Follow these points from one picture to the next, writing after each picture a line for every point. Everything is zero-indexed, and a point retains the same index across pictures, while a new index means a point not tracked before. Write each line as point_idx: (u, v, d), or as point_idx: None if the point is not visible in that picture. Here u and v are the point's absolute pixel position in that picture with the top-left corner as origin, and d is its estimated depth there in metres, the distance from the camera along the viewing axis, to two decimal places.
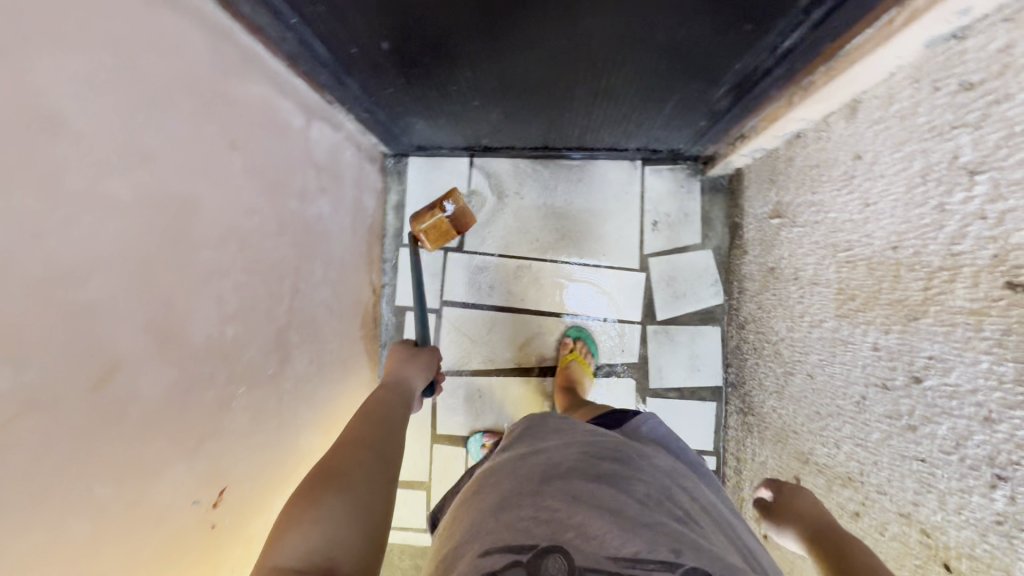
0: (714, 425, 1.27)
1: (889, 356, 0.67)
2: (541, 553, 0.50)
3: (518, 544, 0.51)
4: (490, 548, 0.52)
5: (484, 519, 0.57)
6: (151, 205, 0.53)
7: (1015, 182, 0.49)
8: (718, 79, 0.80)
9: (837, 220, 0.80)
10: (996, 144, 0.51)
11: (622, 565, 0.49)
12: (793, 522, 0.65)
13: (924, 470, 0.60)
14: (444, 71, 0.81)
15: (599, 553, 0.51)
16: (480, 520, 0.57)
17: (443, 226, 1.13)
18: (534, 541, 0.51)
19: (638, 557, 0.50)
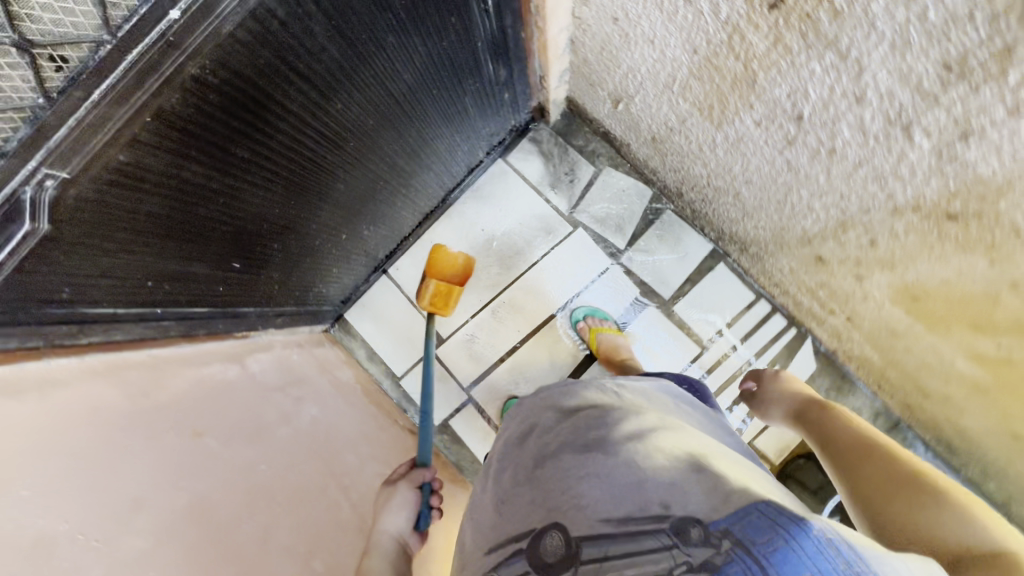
0: (738, 279, 1.27)
1: (769, 120, 0.70)
2: (541, 536, 0.55)
3: (520, 533, 0.58)
4: (502, 544, 0.59)
5: (494, 518, 0.64)
6: (169, 534, 0.58)
7: None
8: (479, 60, 0.86)
9: (648, 69, 0.84)
10: None
11: (613, 527, 0.51)
12: (774, 407, 0.97)
13: (870, 171, 0.63)
14: (298, 238, 0.86)
15: (591, 518, 0.53)
16: (491, 522, 0.64)
17: (441, 289, 1.22)
18: (534, 525, 0.57)
19: (631, 516, 0.51)
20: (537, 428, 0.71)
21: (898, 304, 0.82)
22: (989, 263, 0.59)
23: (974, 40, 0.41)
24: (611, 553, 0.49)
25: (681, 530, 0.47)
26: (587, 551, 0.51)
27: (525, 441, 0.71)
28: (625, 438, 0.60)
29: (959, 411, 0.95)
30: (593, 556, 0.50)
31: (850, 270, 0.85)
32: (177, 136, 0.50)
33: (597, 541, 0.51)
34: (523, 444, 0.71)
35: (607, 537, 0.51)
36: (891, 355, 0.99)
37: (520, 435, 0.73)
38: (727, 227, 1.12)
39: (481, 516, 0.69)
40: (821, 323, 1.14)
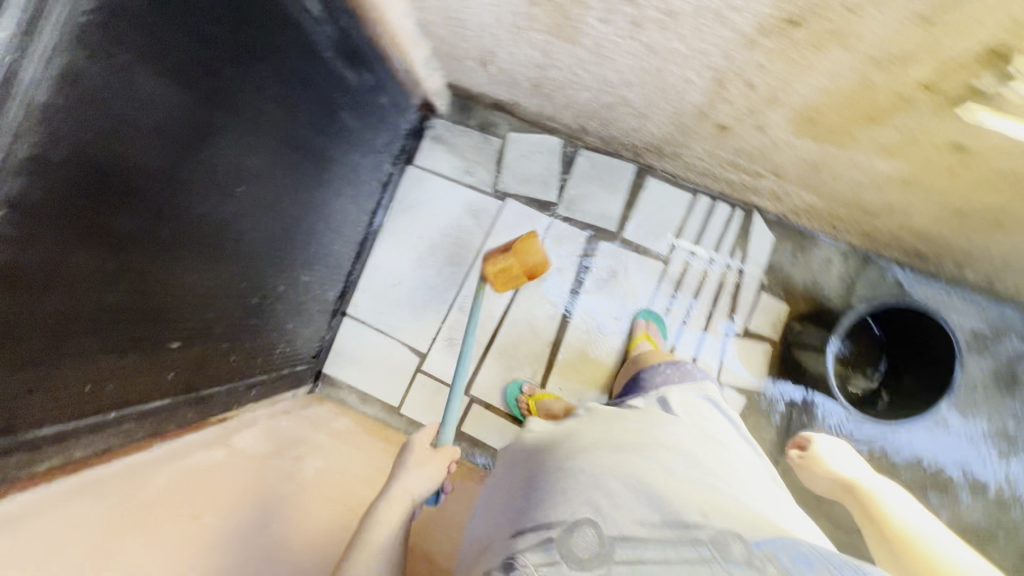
0: (671, 185, 1.29)
1: (611, 12, 0.72)
2: (568, 529, 0.58)
3: (548, 521, 0.60)
4: (525, 528, 0.62)
5: (518, 513, 0.66)
6: None
7: None
8: (335, 70, 0.87)
9: (491, 17, 0.86)
10: None
11: (645, 532, 0.57)
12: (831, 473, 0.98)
13: (711, 16, 0.64)
14: (230, 301, 0.86)
15: (626, 519, 0.59)
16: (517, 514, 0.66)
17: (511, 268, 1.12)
18: (561, 516, 0.60)
19: (666, 522, 0.57)
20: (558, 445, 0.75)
21: (803, 134, 0.84)
22: (847, 52, 0.61)
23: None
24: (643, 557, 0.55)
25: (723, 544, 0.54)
26: (619, 554, 0.55)
27: (545, 455, 0.74)
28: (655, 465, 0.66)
29: (906, 214, 0.98)
30: (624, 559, 0.55)
31: (750, 123, 0.87)
32: (46, 225, 0.50)
33: (636, 544, 0.56)
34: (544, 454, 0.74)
35: (638, 540, 0.56)
36: (826, 190, 1.02)
37: (538, 450, 0.77)
38: (637, 140, 1.14)
39: (478, 538, 0.74)
40: (759, 192, 1.16)
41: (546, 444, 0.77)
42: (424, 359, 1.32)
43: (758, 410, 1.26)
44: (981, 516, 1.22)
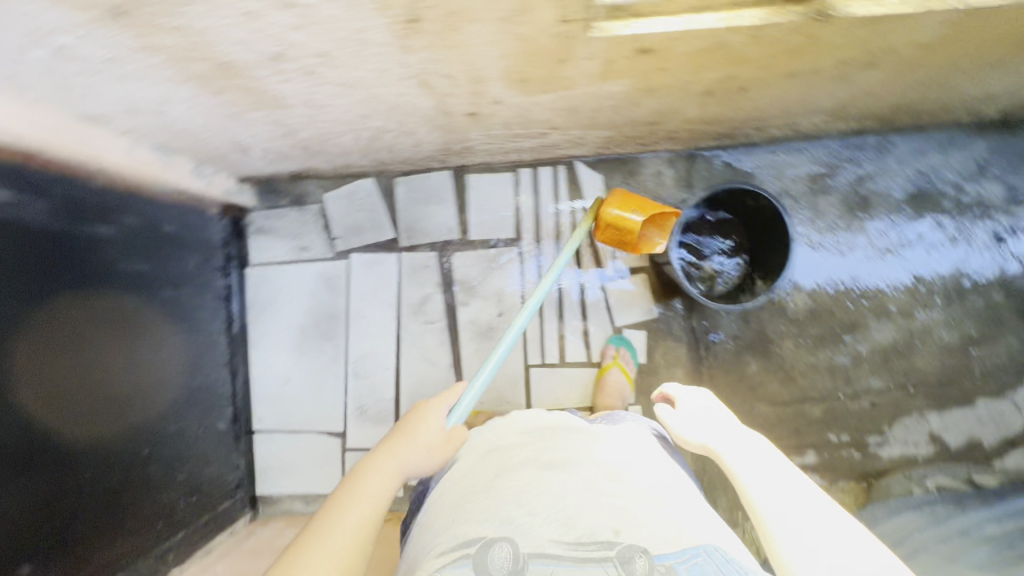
0: (490, 172, 1.30)
1: (280, 73, 0.72)
2: (488, 546, 0.59)
3: (470, 538, 0.60)
4: (447, 541, 0.62)
5: (445, 523, 0.66)
6: None
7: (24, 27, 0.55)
8: (74, 236, 0.86)
9: (200, 116, 0.85)
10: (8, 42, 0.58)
11: (563, 549, 0.58)
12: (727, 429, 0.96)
13: (351, 41, 0.65)
14: (83, 495, 0.84)
15: (545, 540, 0.59)
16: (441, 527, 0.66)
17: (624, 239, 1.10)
18: (483, 534, 0.60)
19: (582, 540, 0.59)
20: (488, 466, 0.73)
21: (531, 92, 0.86)
22: (477, 24, 0.63)
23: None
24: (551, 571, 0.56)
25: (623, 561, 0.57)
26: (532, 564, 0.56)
27: (469, 478, 0.72)
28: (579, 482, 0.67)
29: (677, 112, 1.01)
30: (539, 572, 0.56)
31: (485, 103, 0.89)
32: None
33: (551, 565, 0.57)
34: (475, 474, 0.72)
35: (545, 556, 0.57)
36: (602, 122, 1.04)
37: (477, 465, 0.75)
38: (426, 151, 1.15)
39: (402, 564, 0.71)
40: (559, 146, 1.18)
41: (478, 464, 0.75)
42: (345, 438, 1.31)
43: (661, 336, 1.29)
44: (891, 334, 1.27)
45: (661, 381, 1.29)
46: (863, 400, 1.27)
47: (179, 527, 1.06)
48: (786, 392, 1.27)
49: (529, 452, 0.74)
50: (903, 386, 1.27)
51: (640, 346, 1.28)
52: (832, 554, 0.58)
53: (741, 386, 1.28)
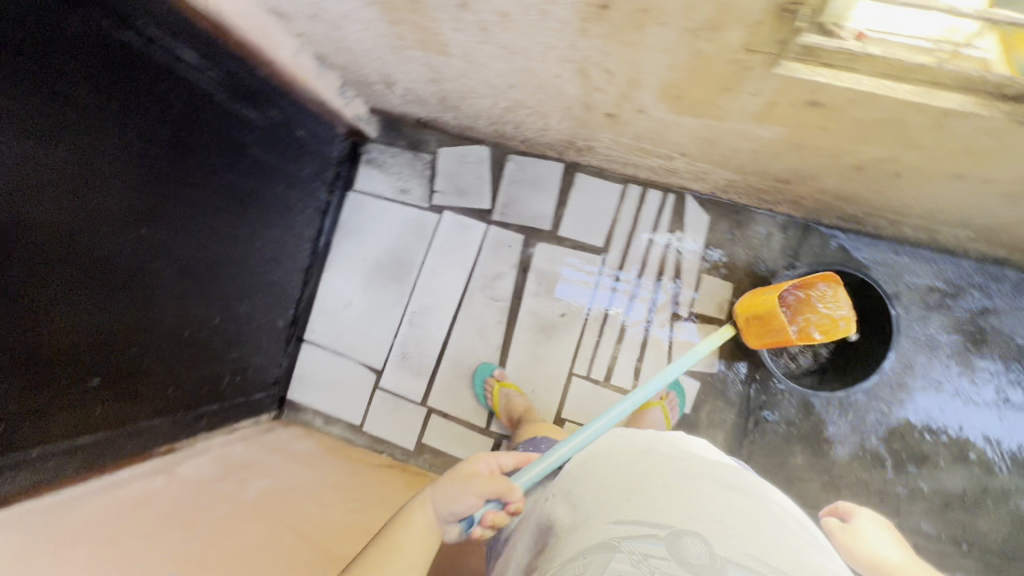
0: (600, 179, 1.30)
1: (458, 20, 0.75)
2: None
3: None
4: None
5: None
6: None
7: None
8: (233, 109, 0.93)
9: (368, 38, 0.90)
10: None
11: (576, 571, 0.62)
12: None
13: (536, 11, 0.67)
14: (156, 338, 0.91)
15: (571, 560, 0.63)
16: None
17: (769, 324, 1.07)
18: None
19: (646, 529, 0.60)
20: (625, 466, 0.74)
21: (678, 111, 0.84)
22: (664, 28, 0.63)
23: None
24: (651, 551, 0.57)
25: (679, 541, 0.58)
26: (629, 546, 0.58)
27: (606, 473, 0.74)
28: (695, 490, 0.66)
29: (815, 178, 0.96)
30: (633, 551, 0.58)
31: (630, 107, 0.88)
32: None
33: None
34: (613, 477, 0.73)
35: (654, 539, 0.59)
36: (734, 163, 1.01)
37: (616, 466, 0.75)
38: (550, 138, 1.16)
39: (519, 528, 0.81)
40: (679, 173, 1.15)
41: (616, 462, 0.76)
42: (379, 376, 1.35)
43: (714, 393, 1.24)
44: (960, 482, 1.16)
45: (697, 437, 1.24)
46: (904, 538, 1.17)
47: (218, 402, 1.13)
48: (823, 497, 1.19)
49: (666, 463, 0.73)
50: (955, 539, 1.15)
51: (690, 395, 1.24)
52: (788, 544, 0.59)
53: (778, 474, 1.21)
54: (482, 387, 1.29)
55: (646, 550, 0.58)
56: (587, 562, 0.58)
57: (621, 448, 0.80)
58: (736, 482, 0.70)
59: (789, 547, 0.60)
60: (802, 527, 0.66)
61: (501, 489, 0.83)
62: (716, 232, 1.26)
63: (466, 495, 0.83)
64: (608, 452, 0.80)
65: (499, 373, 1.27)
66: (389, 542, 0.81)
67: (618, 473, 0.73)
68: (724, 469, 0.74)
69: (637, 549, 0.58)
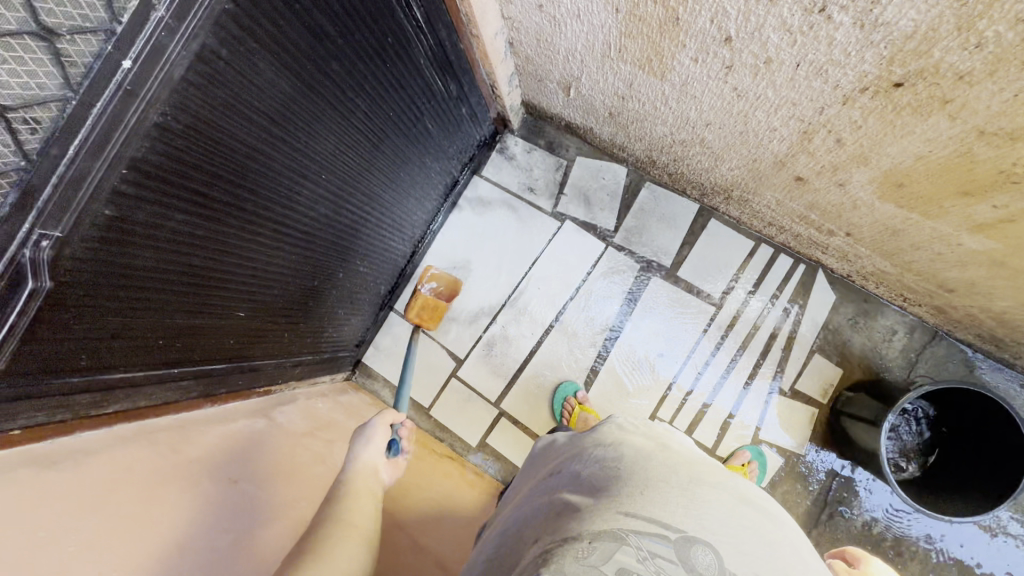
0: (732, 230, 1.27)
1: (706, 53, 0.73)
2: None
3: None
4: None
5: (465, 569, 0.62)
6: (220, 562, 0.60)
7: None
8: (427, 76, 0.91)
9: (582, 41, 0.88)
10: None
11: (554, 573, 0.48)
12: None
13: (810, 68, 0.64)
14: (293, 282, 0.90)
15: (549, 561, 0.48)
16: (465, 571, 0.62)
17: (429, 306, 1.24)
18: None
19: (650, 530, 0.49)
20: (641, 453, 0.59)
21: (886, 197, 0.81)
22: (950, 121, 0.60)
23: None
24: (660, 551, 0.47)
25: (688, 548, 0.48)
26: (638, 542, 0.47)
27: (617, 456, 0.60)
28: (714, 495, 0.53)
29: (986, 296, 0.93)
30: (641, 547, 0.47)
31: (830, 179, 0.85)
32: (157, 187, 0.55)
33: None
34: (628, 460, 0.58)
35: (663, 538, 0.48)
36: (903, 258, 0.97)
37: (634, 450, 0.60)
38: (706, 179, 1.13)
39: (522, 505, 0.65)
40: (826, 249, 1.12)
41: (630, 446, 0.61)
42: (459, 365, 1.33)
43: (794, 474, 1.21)
44: None
45: None
46: None
47: (313, 352, 1.11)
48: None
49: (684, 457, 0.59)
50: None
51: (770, 471, 1.21)
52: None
53: None
54: (561, 404, 1.26)
55: (653, 548, 0.47)
56: (590, 546, 0.47)
57: (637, 432, 0.66)
58: (756, 493, 0.57)
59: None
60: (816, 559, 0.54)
61: (391, 417, 0.92)
62: (838, 315, 1.22)
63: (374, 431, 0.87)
64: (623, 434, 0.65)
65: (583, 396, 1.24)
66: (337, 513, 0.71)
67: (633, 458, 0.58)
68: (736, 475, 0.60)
69: (646, 545, 0.47)
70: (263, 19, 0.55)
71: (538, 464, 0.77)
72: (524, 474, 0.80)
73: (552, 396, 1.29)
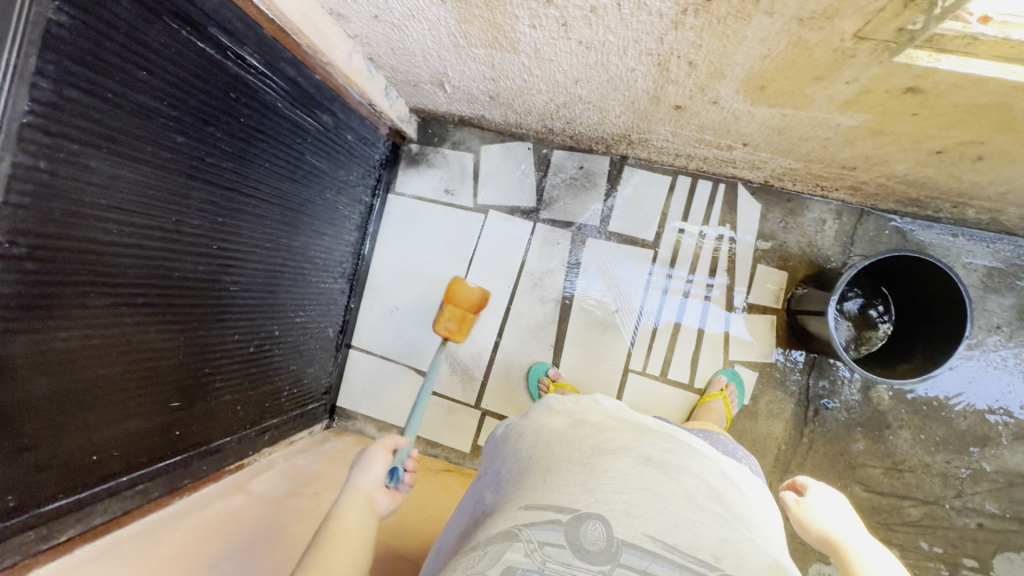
0: (648, 172, 1.29)
1: (538, 17, 0.73)
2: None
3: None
4: None
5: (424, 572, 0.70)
6: None
7: None
8: (292, 117, 0.90)
9: (430, 38, 0.87)
10: None
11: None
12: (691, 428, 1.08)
13: (631, 5, 0.65)
14: (226, 356, 0.89)
15: None
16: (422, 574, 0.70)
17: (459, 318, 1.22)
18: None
19: (541, 521, 0.53)
20: (557, 437, 0.66)
21: (757, 102, 0.83)
22: (770, 18, 0.61)
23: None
24: (548, 538, 0.51)
25: (580, 527, 0.52)
26: (529, 534, 0.52)
27: (537, 452, 0.65)
28: (613, 463, 0.58)
29: (885, 163, 0.95)
30: (531, 539, 0.51)
31: (704, 100, 0.87)
32: (23, 315, 0.54)
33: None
34: (545, 450, 0.65)
35: (554, 523, 0.52)
36: (800, 152, 0.99)
37: (551, 437, 0.67)
38: (603, 132, 1.14)
39: (478, 502, 0.69)
40: (735, 163, 1.14)
41: (548, 433, 0.68)
42: (431, 380, 1.34)
43: (772, 382, 1.24)
44: None
45: (757, 427, 1.23)
46: (969, 518, 1.17)
47: (278, 414, 1.11)
48: (887, 482, 1.19)
49: (594, 429, 0.65)
50: (1020, 518, 1.16)
51: (749, 387, 1.24)
52: (706, 542, 0.51)
53: (840, 463, 1.21)
54: (537, 386, 1.28)
55: (544, 537, 0.51)
56: (481, 554, 0.52)
57: (563, 413, 0.73)
58: (660, 451, 0.61)
59: (697, 530, 0.52)
60: (722, 506, 0.58)
61: (394, 442, 0.92)
62: (769, 221, 1.25)
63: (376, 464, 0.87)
64: (545, 420, 0.72)
65: (555, 372, 1.25)
66: (328, 531, 0.73)
67: (549, 446, 0.65)
68: (648, 433, 0.65)
69: (537, 536, 0.52)
70: (75, 119, 0.54)
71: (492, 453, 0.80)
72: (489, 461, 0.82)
73: (526, 381, 1.30)
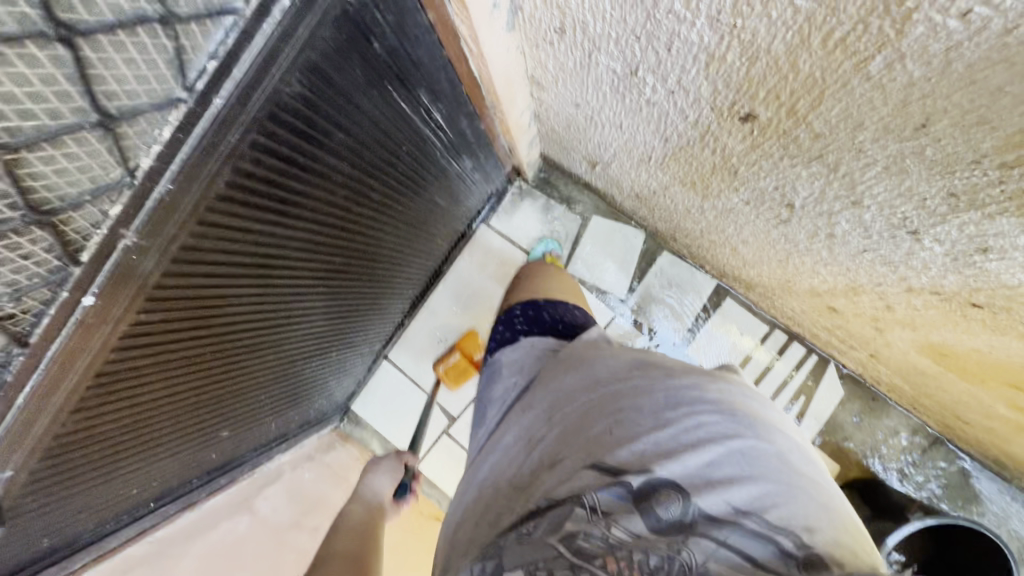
0: (746, 311, 1.22)
1: (759, 202, 0.65)
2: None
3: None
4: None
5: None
6: None
7: (670, 76, 0.50)
8: (442, 162, 0.81)
9: (621, 144, 0.78)
10: (628, 63, 0.53)
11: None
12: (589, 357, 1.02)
13: (878, 257, 0.57)
14: (282, 381, 0.82)
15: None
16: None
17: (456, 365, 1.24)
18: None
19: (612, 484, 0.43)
20: (610, 381, 0.52)
21: (924, 355, 0.76)
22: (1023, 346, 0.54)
23: (986, 169, 0.34)
24: (615, 508, 0.42)
25: (654, 494, 0.42)
26: (594, 498, 0.43)
27: (587, 394, 0.53)
28: (697, 420, 0.45)
29: (1005, 441, 0.89)
30: (596, 505, 0.42)
31: (868, 323, 0.80)
32: (127, 377, 0.46)
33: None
34: (595, 400, 0.51)
35: (622, 489, 0.43)
36: (924, 389, 0.93)
37: (605, 380, 0.53)
38: (729, 270, 1.07)
39: (513, 431, 0.56)
40: (843, 353, 1.07)
41: (597, 375, 0.54)
42: (452, 422, 1.29)
43: None
44: None
45: None
46: None
47: (300, 425, 1.05)
48: None
49: (653, 377, 0.51)
50: None
51: None
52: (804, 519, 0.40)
53: None
54: None
55: (611, 505, 0.42)
56: (538, 520, 0.43)
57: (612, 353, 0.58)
58: (745, 402, 0.49)
59: (801, 502, 0.41)
60: (814, 463, 0.46)
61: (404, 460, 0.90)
62: (844, 410, 1.20)
63: (387, 464, 0.89)
64: (594, 359, 0.57)
65: None
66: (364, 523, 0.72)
67: (602, 395, 0.52)
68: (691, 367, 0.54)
69: (601, 504, 0.42)
70: (261, 187, 0.45)
71: (505, 355, 0.67)
72: (485, 374, 0.69)
73: None
